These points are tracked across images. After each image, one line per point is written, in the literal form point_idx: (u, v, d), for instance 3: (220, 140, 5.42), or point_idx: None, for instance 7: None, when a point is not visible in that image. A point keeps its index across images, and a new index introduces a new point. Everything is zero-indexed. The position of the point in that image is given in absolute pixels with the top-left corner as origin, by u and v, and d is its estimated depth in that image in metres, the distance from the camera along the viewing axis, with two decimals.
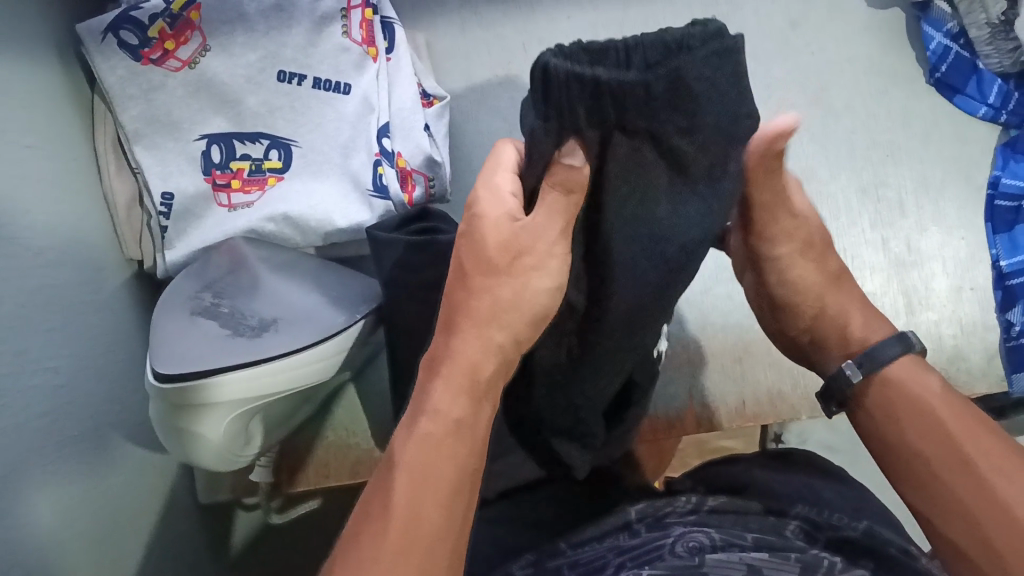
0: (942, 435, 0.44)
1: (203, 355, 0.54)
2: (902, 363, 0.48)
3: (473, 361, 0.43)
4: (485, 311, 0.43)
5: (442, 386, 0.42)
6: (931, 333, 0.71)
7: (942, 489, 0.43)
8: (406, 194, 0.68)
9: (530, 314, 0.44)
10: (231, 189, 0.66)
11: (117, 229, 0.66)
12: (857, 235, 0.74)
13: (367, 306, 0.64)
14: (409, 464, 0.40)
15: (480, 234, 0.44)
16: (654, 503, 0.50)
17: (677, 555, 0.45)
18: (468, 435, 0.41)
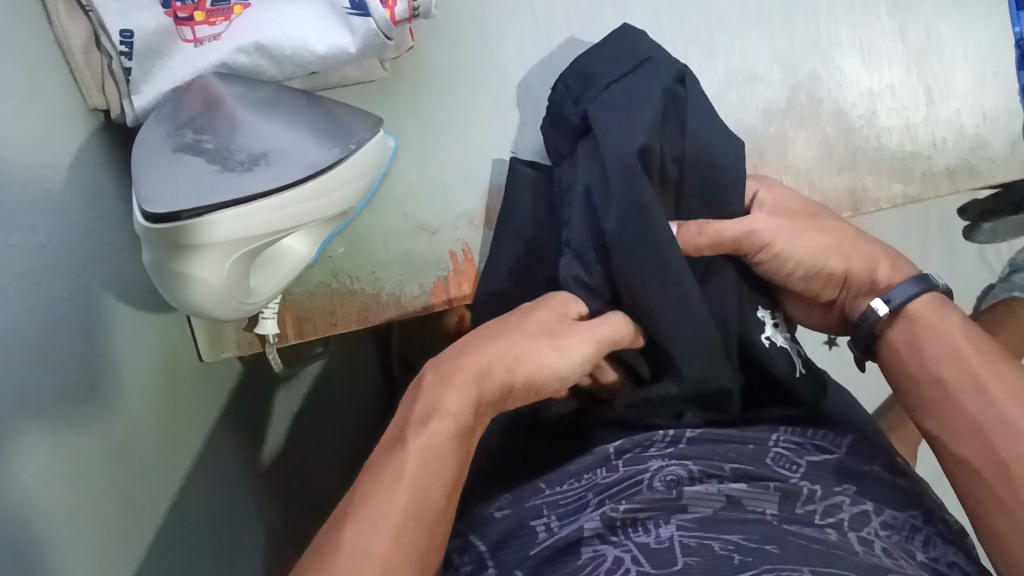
0: (960, 365, 0.56)
1: (195, 187, 0.49)
2: (924, 298, 0.60)
3: (482, 379, 0.53)
4: (497, 358, 0.54)
5: (457, 394, 0.51)
6: (952, 123, 0.69)
7: (956, 409, 0.56)
8: (387, 9, 0.59)
9: (530, 381, 0.55)
10: (195, 22, 0.59)
11: (76, 75, 0.61)
12: (873, 26, 0.68)
13: (359, 137, 0.60)
14: (421, 450, 0.48)
15: (535, 314, 0.58)
16: (636, 437, 0.61)
17: (656, 488, 0.57)
18: (466, 443, 0.51)
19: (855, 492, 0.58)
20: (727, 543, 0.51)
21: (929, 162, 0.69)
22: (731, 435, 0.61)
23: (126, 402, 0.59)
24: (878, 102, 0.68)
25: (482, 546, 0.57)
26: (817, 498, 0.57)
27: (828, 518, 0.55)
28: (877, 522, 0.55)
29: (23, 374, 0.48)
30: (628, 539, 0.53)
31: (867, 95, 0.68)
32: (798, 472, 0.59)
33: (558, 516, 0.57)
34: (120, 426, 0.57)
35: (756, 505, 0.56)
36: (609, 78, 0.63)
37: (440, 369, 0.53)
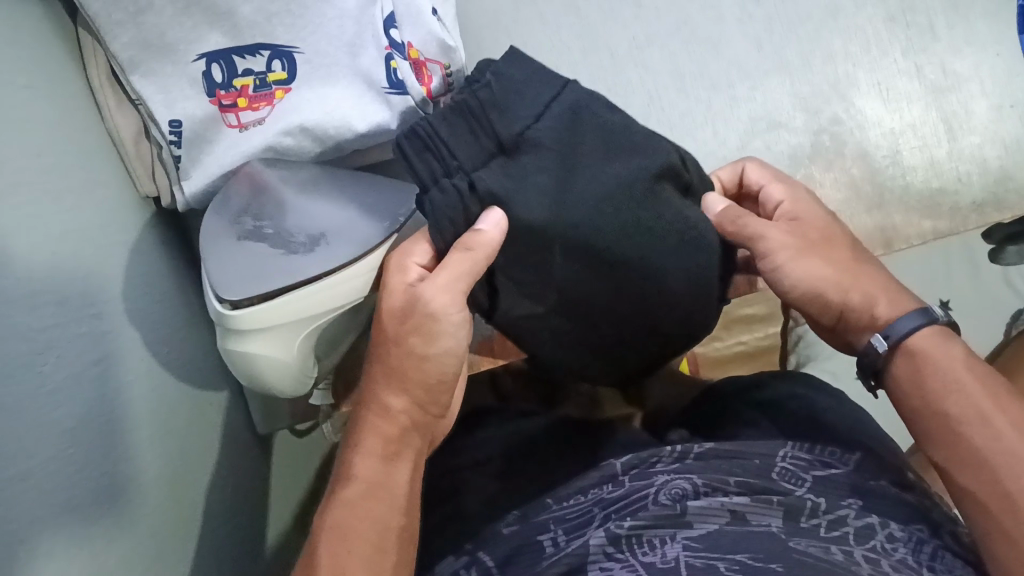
0: (964, 395, 0.48)
1: (267, 274, 0.54)
2: (923, 333, 0.50)
3: (382, 423, 0.51)
4: (385, 380, 0.51)
5: (361, 455, 0.50)
6: (975, 157, 0.70)
7: (959, 442, 0.48)
8: (424, 85, 0.65)
9: (425, 380, 0.51)
10: (239, 108, 0.62)
11: (128, 166, 0.63)
12: (890, 67, 0.71)
13: (409, 205, 0.62)
14: (329, 528, 0.47)
15: (387, 301, 0.52)
16: (643, 454, 0.57)
17: (661, 504, 0.51)
18: (387, 495, 0.49)
19: (861, 506, 0.50)
20: (733, 563, 0.44)
21: (956, 198, 0.70)
22: (741, 450, 0.54)
23: (191, 472, 0.60)
24: (901, 141, 0.71)
25: (490, 560, 0.52)
26: (821, 512, 0.49)
27: (832, 532, 0.48)
28: (883, 535, 0.47)
29: (96, 452, 0.49)
30: (635, 557, 0.47)
31: (890, 135, 0.71)
32: (805, 486, 0.51)
33: (565, 530, 0.52)
34: (188, 494, 0.59)
35: (761, 519, 0.49)
36: (534, 108, 0.51)
37: (352, 426, 0.52)
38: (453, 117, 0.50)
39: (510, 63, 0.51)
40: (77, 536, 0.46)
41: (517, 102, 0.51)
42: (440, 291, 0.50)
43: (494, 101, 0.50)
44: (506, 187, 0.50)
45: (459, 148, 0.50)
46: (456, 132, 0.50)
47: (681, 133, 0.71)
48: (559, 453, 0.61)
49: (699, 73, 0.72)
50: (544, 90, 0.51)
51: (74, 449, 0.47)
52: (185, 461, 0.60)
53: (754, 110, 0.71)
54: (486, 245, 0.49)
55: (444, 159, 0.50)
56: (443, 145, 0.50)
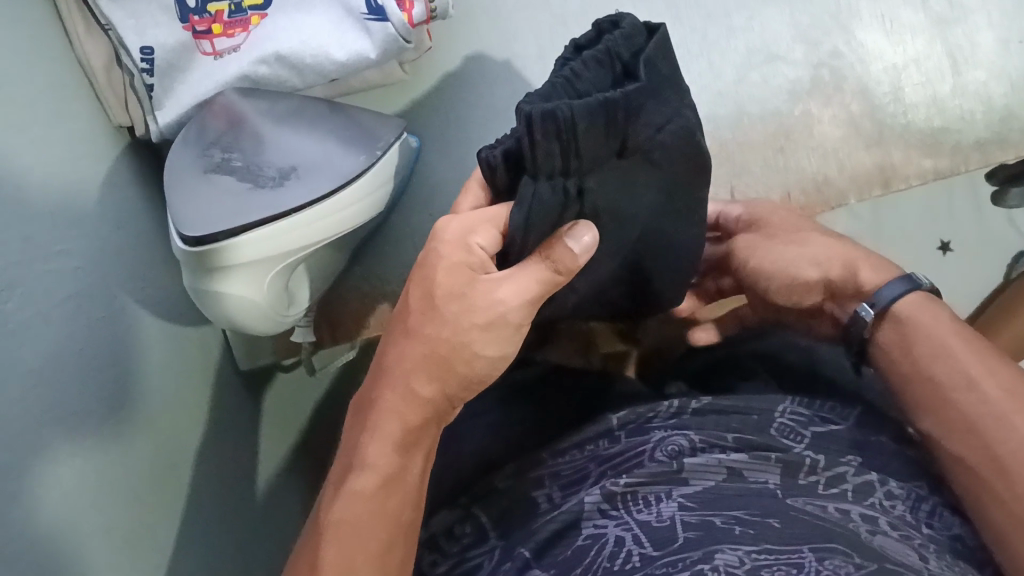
0: (952, 360, 0.48)
1: (235, 209, 0.52)
2: (909, 298, 0.52)
3: (406, 406, 0.44)
4: (420, 359, 0.44)
5: (375, 440, 0.44)
6: (980, 94, 0.67)
7: (946, 407, 0.48)
8: (405, 12, 0.60)
9: (464, 373, 0.45)
10: (213, 35, 0.59)
11: (100, 96, 0.61)
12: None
13: (387, 140, 0.61)
14: (338, 522, 0.43)
15: (437, 278, 0.44)
16: (639, 410, 0.55)
17: (658, 460, 0.49)
18: (403, 491, 0.44)
19: (861, 464, 0.48)
20: (730, 518, 0.43)
21: (958, 136, 0.68)
22: (736, 406, 0.53)
23: (175, 414, 0.59)
24: (903, 76, 0.68)
25: (485, 517, 0.51)
26: (820, 469, 0.47)
27: (830, 489, 0.46)
28: (882, 492, 0.46)
29: (71, 398, 0.48)
30: (629, 515, 0.45)
31: (892, 69, 0.68)
32: (804, 442, 0.50)
33: (560, 487, 0.51)
34: (174, 438, 0.58)
35: (758, 476, 0.47)
36: (665, 116, 0.44)
37: (368, 396, 0.46)
38: (599, 111, 0.40)
39: (659, 51, 0.44)
40: (49, 478, 0.45)
41: (653, 107, 0.43)
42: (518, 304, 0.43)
43: (637, 106, 0.42)
44: (618, 196, 0.45)
45: (586, 148, 0.41)
46: (600, 126, 0.41)
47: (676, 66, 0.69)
48: (556, 411, 0.61)
49: (695, 3, 0.69)
50: (669, 95, 0.44)
51: (43, 389, 0.46)
52: (168, 404, 0.59)
53: (751, 41, 0.69)
54: (571, 263, 0.43)
55: (568, 158, 0.41)
56: (577, 145, 0.41)
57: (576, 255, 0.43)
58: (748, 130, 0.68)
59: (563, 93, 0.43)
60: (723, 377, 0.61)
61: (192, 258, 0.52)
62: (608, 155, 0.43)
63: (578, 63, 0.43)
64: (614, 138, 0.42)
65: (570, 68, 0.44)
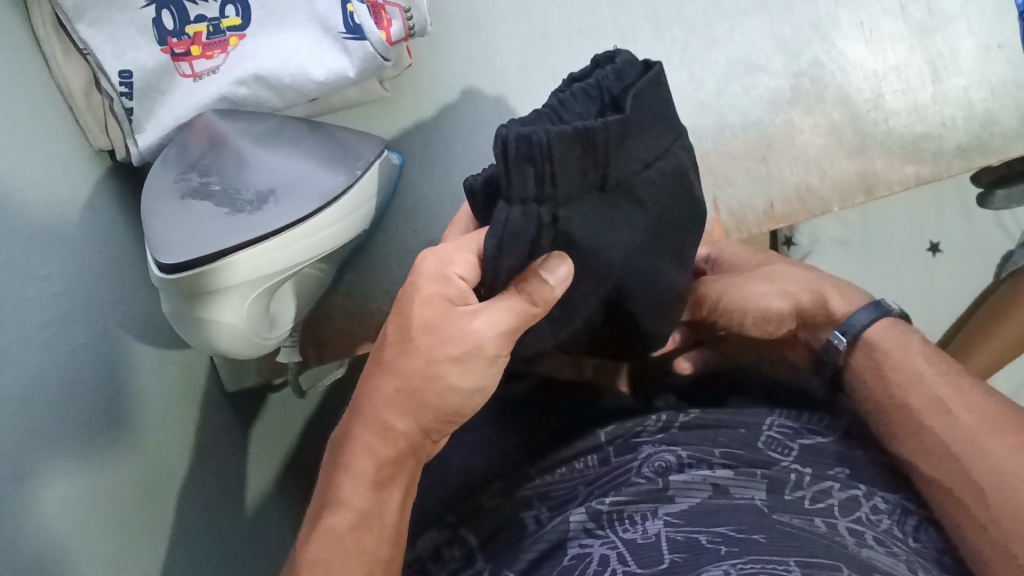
0: (928, 389, 0.50)
1: (213, 235, 0.52)
2: (878, 325, 0.54)
3: (381, 444, 0.45)
4: (392, 396, 0.45)
5: (352, 479, 0.45)
6: (961, 101, 0.67)
7: (920, 432, 0.48)
8: (383, 30, 0.60)
9: (438, 411, 0.45)
10: (192, 56, 0.59)
11: (79, 118, 0.61)
12: (873, 6, 0.68)
13: (366, 159, 0.61)
14: (312, 562, 0.44)
15: (413, 312, 0.45)
16: (624, 424, 0.55)
17: (645, 476, 0.49)
18: (377, 527, 0.45)
19: (848, 477, 0.48)
20: (715, 535, 0.42)
21: (939, 142, 0.68)
22: (723, 419, 0.53)
23: (162, 439, 0.59)
24: (883, 84, 0.68)
25: (474, 539, 0.51)
26: (805, 484, 0.47)
27: (817, 504, 0.46)
28: (868, 507, 0.46)
29: (54, 429, 0.48)
30: (615, 534, 0.45)
31: (873, 78, 0.68)
32: (793, 454, 0.50)
33: (549, 507, 0.51)
34: (161, 464, 0.58)
35: (745, 492, 0.47)
36: (650, 150, 0.44)
37: (346, 430, 0.47)
38: (575, 138, 0.41)
39: (649, 87, 0.44)
40: (29, 508, 0.44)
41: (638, 141, 0.44)
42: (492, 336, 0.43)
43: (620, 136, 0.42)
44: (590, 233, 0.44)
45: (561, 177, 0.42)
46: (579, 154, 0.41)
47: None
48: (545, 426, 0.60)
49: (675, 13, 0.69)
50: (661, 131, 0.45)
51: (24, 419, 0.45)
52: (155, 429, 0.58)
53: (731, 53, 0.68)
54: (548, 296, 0.43)
55: (543, 185, 0.42)
56: (552, 171, 0.41)
57: (556, 287, 0.43)
58: (730, 140, 0.68)
59: (553, 120, 0.44)
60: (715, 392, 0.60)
61: (169, 285, 0.51)
62: (591, 184, 0.43)
63: (567, 96, 0.44)
64: (595, 169, 0.43)
65: (558, 96, 0.45)
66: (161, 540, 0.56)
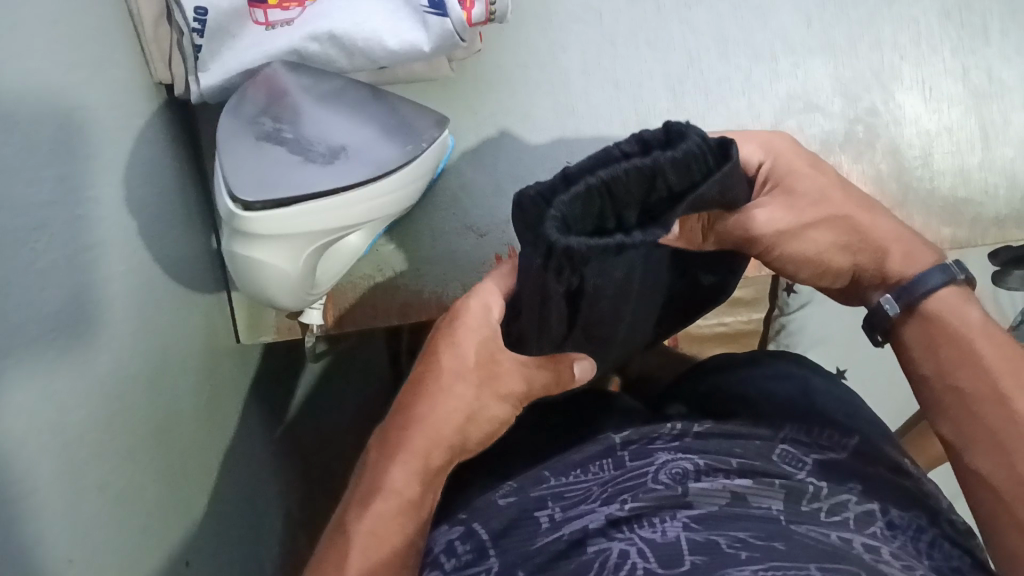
0: (980, 369, 0.51)
1: (288, 175, 0.52)
2: (946, 288, 0.53)
3: (433, 445, 0.53)
4: (455, 410, 0.54)
5: (406, 472, 0.52)
6: (1006, 170, 0.69)
7: (971, 418, 0.51)
8: (465, 10, 0.60)
9: (482, 433, 0.55)
10: (268, 5, 0.59)
11: (145, 49, 0.60)
12: (936, 65, 0.69)
13: (432, 135, 0.61)
14: (363, 535, 0.50)
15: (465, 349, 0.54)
16: (641, 429, 0.57)
17: (663, 480, 0.51)
18: (417, 514, 0.51)
19: (862, 492, 0.51)
20: (735, 540, 0.44)
21: (980, 208, 0.69)
22: (738, 433, 0.56)
23: (175, 376, 0.58)
24: (935, 143, 0.69)
25: (484, 533, 0.49)
26: (823, 495, 0.50)
27: (833, 516, 0.48)
28: (882, 521, 0.48)
29: (84, 337, 0.47)
30: (635, 534, 0.46)
31: (925, 135, 0.69)
32: (806, 470, 0.52)
33: (561, 508, 0.50)
34: (174, 396, 0.57)
35: (761, 500, 0.49)
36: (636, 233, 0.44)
37: (397, 432, 0.54)
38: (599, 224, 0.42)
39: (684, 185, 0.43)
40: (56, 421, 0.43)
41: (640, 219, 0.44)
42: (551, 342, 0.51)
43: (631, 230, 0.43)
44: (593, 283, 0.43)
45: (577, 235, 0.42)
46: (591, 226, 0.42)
47: (716, 100, 0.69)
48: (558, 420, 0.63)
49: (744, 42, 0.69)
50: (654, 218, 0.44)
51: (62, 330, 0.44)
52: (171, 360, 0.58)
53: (792, 87, 0.69)
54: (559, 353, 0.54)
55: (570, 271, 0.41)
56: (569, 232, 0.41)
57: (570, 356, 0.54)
58: None
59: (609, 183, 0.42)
60: (725, 400, 0.63)
61: (239, 222, 0.51)
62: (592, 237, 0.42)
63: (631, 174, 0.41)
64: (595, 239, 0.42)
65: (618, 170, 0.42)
66: (163, 478, 0.55)
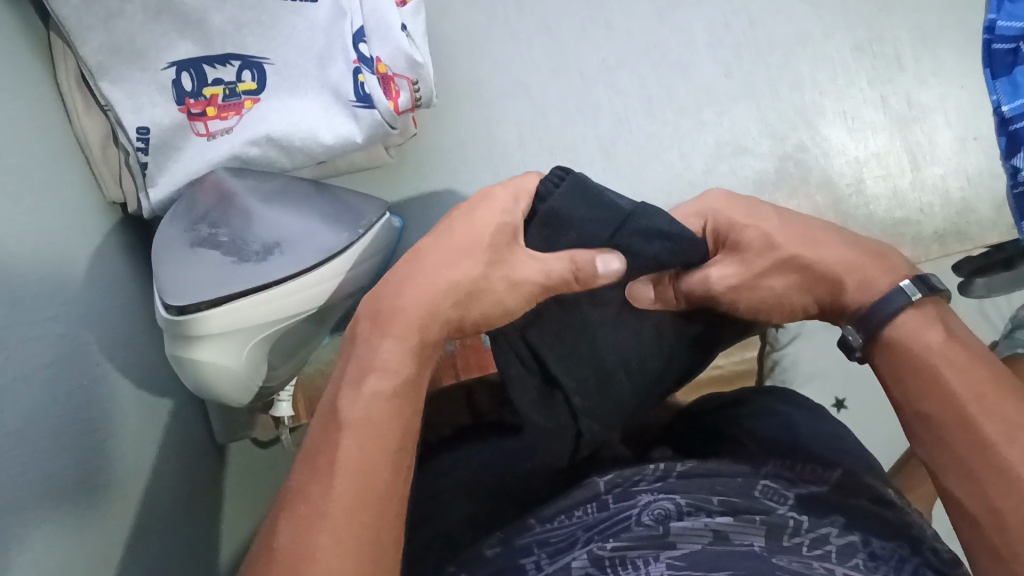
0: (943, 397, 0.46)
1: (218, 281, 0.54)
2: (907, 317, 0.48)
3: (424, 322, 0.45)
4: (449, 281, 0.45)
5: (394, 347, 0.44)
6: (939, 188, 0.71)
7: (948, 451, 0.45)
8: (391, 100, 0.64)
9: (480, 311, 0.47)
10: (207, 116, 0.63)
11: (95, 169, 0.64)
12: (856, 97, 0.72)
13: (369, 220, 0.63)
14: (351, 430, 0.41)
15: (474, 223, 0.47)
16: (624, 471, 0.56)
17: (644, 524, 0.50)
18: (412, 399, 0.44)
19: (844, 524, 0.50)
20: None
21: (918, 228, 0.71)
22: (721, 470, 0.55)
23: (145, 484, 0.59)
24: (865, 170, 0.71)
25: None
26: (803, 530, 0.50)
27: (815, 550, 0.48)
28: (865, 553, 0.48)
29: (51, 448, 0.49)
30: None
31: (854, 163, 0.71)
32: (787, 504, 0.52)
33: (548, 554, 0.50)
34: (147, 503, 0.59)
35: (743, 538, 0.49)
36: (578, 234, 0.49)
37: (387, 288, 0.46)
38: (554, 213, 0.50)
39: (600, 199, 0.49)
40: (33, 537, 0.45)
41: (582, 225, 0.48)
42: (522, 295, 0.47)
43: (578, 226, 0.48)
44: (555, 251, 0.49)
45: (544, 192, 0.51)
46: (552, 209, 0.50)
47: (648, 154, 0.71)
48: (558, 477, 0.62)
49: (667, 98, 0.72)
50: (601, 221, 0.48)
51: (28, 448, 0.46)
52: (139, 469, 0.59)
53: (720, 135, 0.71)
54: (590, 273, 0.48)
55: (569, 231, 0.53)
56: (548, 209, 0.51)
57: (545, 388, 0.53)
58: None
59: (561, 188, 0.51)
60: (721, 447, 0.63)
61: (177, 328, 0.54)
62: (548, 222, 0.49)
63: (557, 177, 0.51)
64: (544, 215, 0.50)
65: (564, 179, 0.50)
66: None
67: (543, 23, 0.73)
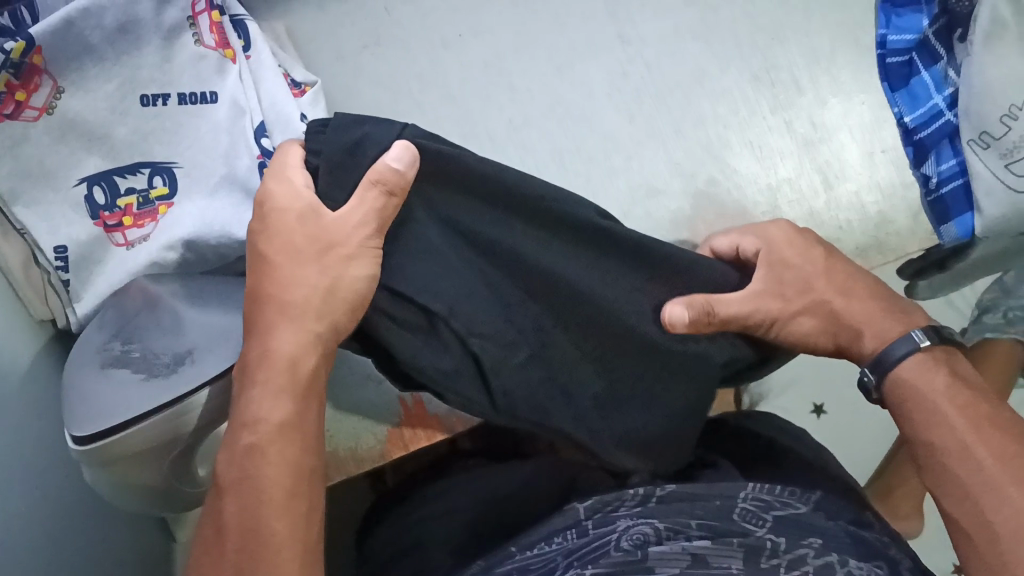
0: (944, 427, 0.51)
1: (123, 403, 0.54)
2: (912, 361, 0.54)
3: (283, 365, 0.48)
4: (305, 301, 0.49)
5: (265, 395, 0.48)
6: (854, 204, 0.76)
7: (945, 474, 0.51)
8: None
9: (349, 301, 0.49)
10: (124, 227, 0.64)
11: (20, 293, 0.64)
12: (761, 124, 0.77)
13: None
14: (237, 482, 0.46)
15: (293, 230, 0.50)
16: (603, 497, 0.56)
17: (623, 549, 0.50)
18: (297, 434, 0.48)
19: (821, 546, 0.50)
20: None
21: (839, 243, 0.76)
22: (700, 492, 0.55)
23: None
24: (778, 194, 0.75)
25: None
26: (781, 552, 0.49)
27: (793, 573, 0.48)
28: (842, 573, 0.48)
29: None
30: None
31: (767, 189, 0.75)
32: (765, 526, 0.52)
33: None
34: None
35: (722, 561, 0.49)
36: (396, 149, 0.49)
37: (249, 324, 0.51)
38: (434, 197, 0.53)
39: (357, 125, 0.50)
40: None
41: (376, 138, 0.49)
42: (355, 227, 0.49)
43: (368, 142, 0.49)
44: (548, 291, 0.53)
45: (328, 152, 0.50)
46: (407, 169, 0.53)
47: None
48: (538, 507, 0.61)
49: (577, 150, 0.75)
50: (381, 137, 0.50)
51: None
52: None
53: (632, 179, 0.74)
54: (397, 179, 0.48)
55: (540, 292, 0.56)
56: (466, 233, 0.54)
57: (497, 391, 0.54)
58: None
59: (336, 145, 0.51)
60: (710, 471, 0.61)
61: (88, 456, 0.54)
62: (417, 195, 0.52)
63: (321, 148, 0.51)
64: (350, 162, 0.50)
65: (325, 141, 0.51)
66: None
67: (448, 93, 0.76)
